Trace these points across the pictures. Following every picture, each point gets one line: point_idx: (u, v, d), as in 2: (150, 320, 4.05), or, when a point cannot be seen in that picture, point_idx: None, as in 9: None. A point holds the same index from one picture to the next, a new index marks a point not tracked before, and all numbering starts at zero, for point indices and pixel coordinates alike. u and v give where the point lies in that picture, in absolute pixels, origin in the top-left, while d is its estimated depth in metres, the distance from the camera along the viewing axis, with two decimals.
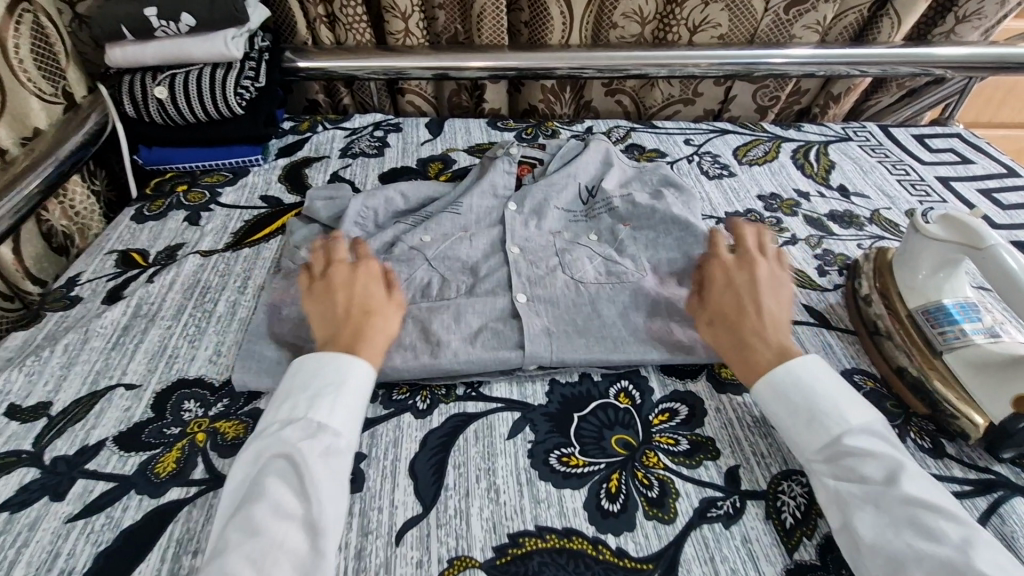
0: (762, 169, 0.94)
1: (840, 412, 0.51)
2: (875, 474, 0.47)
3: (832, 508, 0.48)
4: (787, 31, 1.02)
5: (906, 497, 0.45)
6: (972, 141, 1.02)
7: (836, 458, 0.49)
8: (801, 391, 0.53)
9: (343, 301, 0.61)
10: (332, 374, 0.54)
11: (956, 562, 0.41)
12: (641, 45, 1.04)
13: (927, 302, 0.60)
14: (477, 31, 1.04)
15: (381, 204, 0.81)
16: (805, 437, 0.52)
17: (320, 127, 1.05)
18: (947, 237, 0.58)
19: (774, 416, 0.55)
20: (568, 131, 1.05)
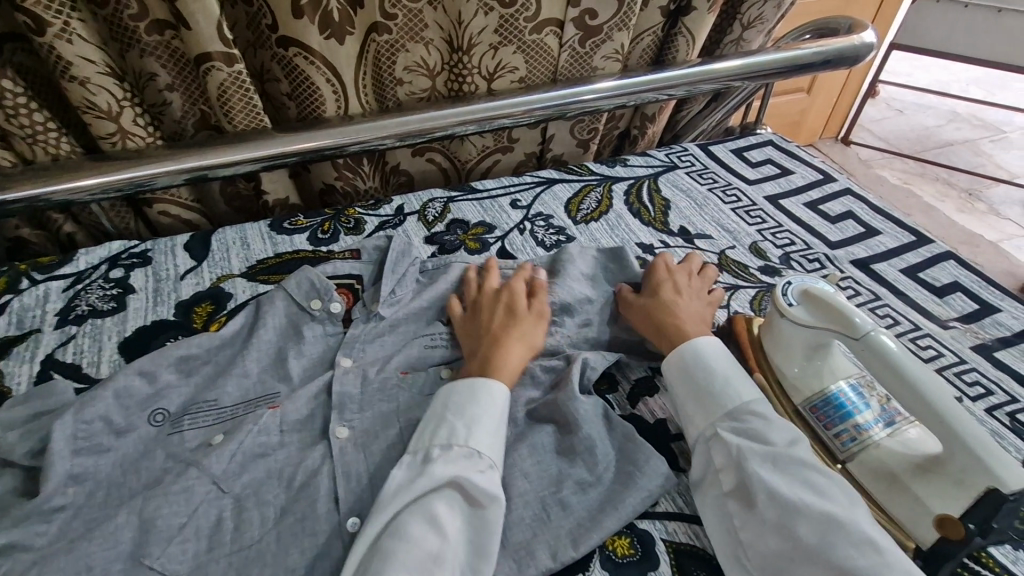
0: (600, 226, 0.84)
1: (747, 388, 0.54)
2: (779, 440, 0.49)
3: (728, 469, 0.50)
4: (588, 64, 0.92)
5: (802, 457, 0.47)
6: (784, 147, 1.01)
7: (739, 423, 0.51)
8: (718, 367, 0.56)
9: (510, 322, 0.63)
10: (484, 400, 0.54)
11: (835, 516, 0.43)
12: (437, 103, 0.88)
13: (811, 395, 0.54)
14: (225, 115, 0.81)
15: (113, 407, 0.56)
16: (716, 403, 0.54)
17: (25, 284, 0.75)
18: (819, 322, 0.51)
19: (680, 388, 0.57)
20: (375, 217, 0.86)
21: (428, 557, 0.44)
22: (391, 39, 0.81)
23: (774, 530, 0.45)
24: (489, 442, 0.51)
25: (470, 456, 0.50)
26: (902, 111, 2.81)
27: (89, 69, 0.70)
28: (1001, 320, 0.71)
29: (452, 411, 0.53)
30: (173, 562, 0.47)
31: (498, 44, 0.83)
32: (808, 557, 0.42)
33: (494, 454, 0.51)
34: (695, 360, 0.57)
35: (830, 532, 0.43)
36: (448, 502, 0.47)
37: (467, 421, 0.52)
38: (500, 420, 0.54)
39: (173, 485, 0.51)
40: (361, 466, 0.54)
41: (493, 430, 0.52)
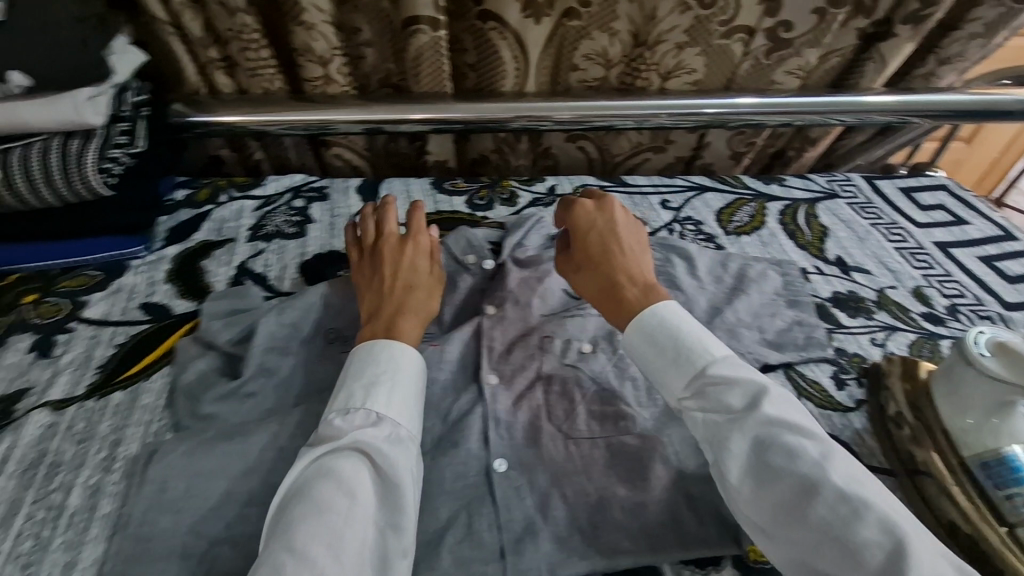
0: (751, 241, 0.83)
1: (713, 347, 0.54)
2: (737, 404, 0.50)
3: (708, 443, 0.51)
4: (766, 77, 0.91)
5: (766, 419, 0.48)
6: (961, 194, 0.95)
7: (700, 387, 0.53)
8: (682, 326, 0.56)
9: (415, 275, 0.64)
10: (387, 363, 0.54)
11: (811, 479, 0.45)
12: (607, 93, 0.90)
13: (981, 450, 0.52)
14: (414, 76, 0.87)
15: (301, 317, 0.63)
16: (679, 369, 0.54)
17: (224, 197, 0.85)
18: (1012, 376, 0.50)
19: (647, 359, 0.57)
20: (529, 193, 0.90)
21: (336, 517, 0.44)
22: (579, 27, 0.82)
23: (751, 496, 0.47)
24: (395, 407, 0.51)
25: (394, 428, 0.51)
26: None
27: (317, 17, 0.78)
28: None
29: (353, 377, 0.53)
30: None
31: (683, 44, 0.84)
32: (792, 517, 0.44)
33: (395, 415, 0.51)
34: (650, 326, 0.57)
35: (801, 493, 0.45)
36: (359, 464, 0.47)
37: (380, 383, 0.53)
38: (405, 375, 0.54)
39: None
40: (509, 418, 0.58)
41: (399, 391, 0.53)
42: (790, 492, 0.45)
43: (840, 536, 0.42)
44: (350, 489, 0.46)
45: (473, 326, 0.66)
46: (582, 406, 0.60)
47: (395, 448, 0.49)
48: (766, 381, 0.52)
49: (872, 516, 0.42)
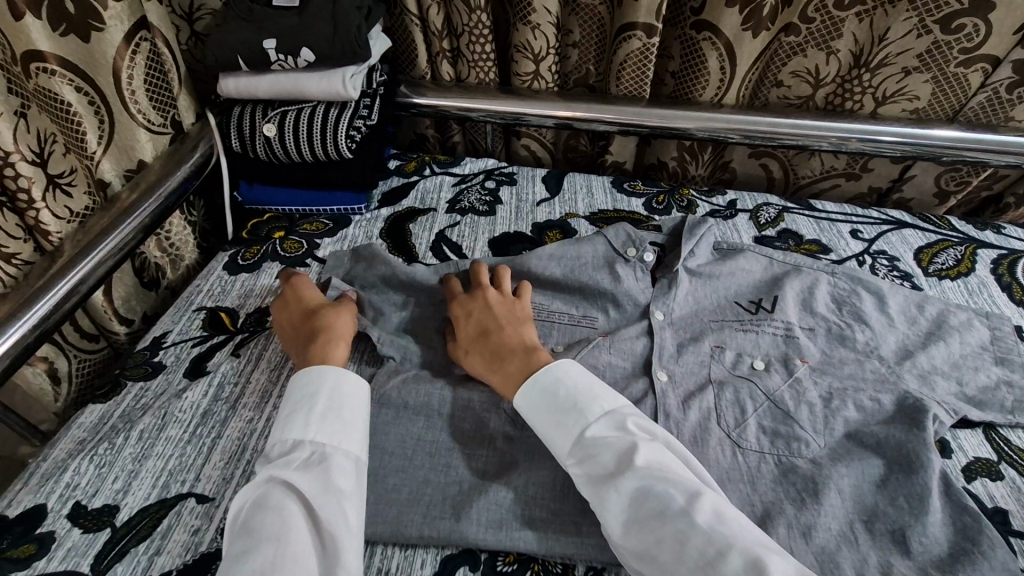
0: (956, 287, 0.76)
1: (583, 406, 0.51)
2: (610, 461, 0.47)
3: (594, 506, 0.47)
4: (1004, 112, 0.82)
5: (635, 473, 0.45)
6: None
7: (584, 451, 0.49)
8: (561, 388, 0.52)
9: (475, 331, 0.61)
10: (313, 383, 0.53)
11: (680, 528, 0.42)
12: (811, 112, 0.87)
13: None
14: (615, 79, 0.91)
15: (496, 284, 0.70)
16: (563, 433, 0.50)
17: (428, 171, 0.95)
18: None
19: (539, 427, 0.52)
20: (707, 204, 0.90)
21: (268, 545, 0.41)
22: (797, 41, 0.82)
23: (640, 559, 0.43)
24: (319, 429, 0.50)
25: (318, 451, 0.49)
26: None
27: (544, 17, 0.84)
28: None
29: (301, 405, 0.52)
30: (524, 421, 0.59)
31: (911, 69, 0.80)
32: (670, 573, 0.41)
33: (322, 436, 0.49)
34: (547, 388, 0.53)
35: (674, 549, 0.41)
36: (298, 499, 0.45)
37: (304, 412, 0.51)
38: (344, 400, 0.53)
39: None
40: (680, 413, 0.59)
41: (330, 416, 0.51)
42: (660, 545, 0.42)
43: None
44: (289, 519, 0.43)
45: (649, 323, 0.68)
46: (754, 417, 0.59)
47: (311, 469, 0.47)
48: (638, 433, 0.48)
49: (734, 554, 0.39)
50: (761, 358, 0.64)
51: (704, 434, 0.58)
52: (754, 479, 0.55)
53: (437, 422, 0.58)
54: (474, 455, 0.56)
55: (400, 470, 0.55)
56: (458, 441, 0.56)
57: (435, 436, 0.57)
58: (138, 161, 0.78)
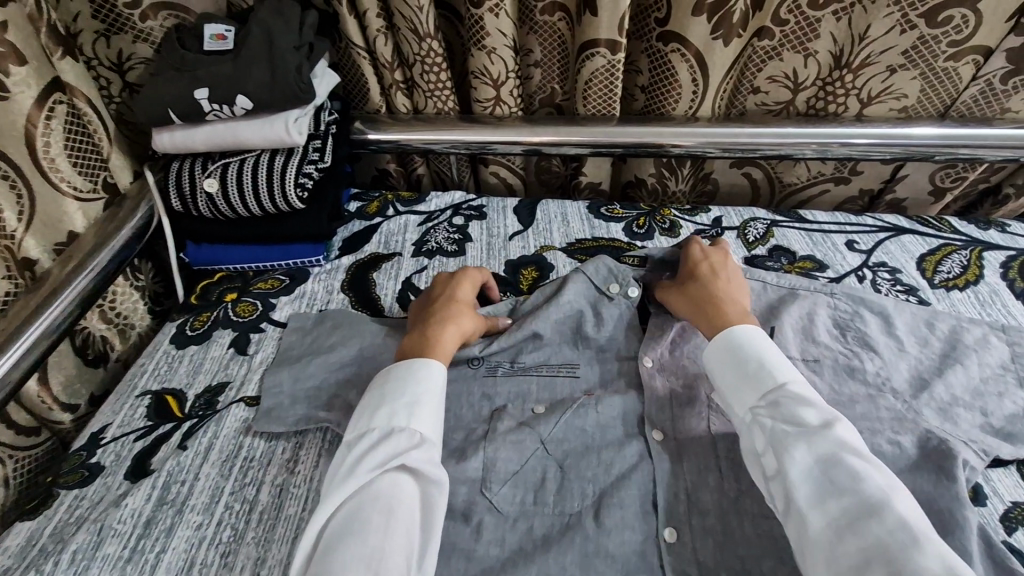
0: (965, 298, 0.70)
1: (785, 369, 0.52)
2: (810, 419, 0.48)
3: (768, 453, 0.48)
4: (997, 104, 0.77)
5: (835, 440, 0.46)
6: None
7: (774, 402, 0.50)
8: (758, 352, 0.53)
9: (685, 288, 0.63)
10: (410, 393, 0.53)
11: (874, 503, 0.42)
12: (792, 119, 0.81)
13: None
14: (582, 99, 0.85)
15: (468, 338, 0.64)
16: (750, 387, 0.52)
17: (391, 211, 0.89)
18: None
19: (722, 381, 0.54)
20: (691, 223, 0.84)
21: (373, 533, 0.44)
22: (771, 46, 0.76)
23: (810, 512, 0.44)
24: (426, 426, 0.51)
25: (408, 439, 0.50)
26: None
27: (499, 41, 0.78)
28: None
29: (390, 393, 0.53)
30: (506, 502, 0.52)
31: (895, 67, 0.74)
32: (845, 535, 0.42)
33: (431, 433, 0.51)
34: (732, 346, 0.55)
35: (863, 513, 0.42)
36: (396, 487, 0.47)
37: (393, 402, 0.52)
38: (426, 387, 0.54)
39: (521, 431, 0.57)
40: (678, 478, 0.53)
41: (418, 404, 0.52)
42: (841, 511, 0.43)
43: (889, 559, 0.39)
44: (389, 509, 0.46)
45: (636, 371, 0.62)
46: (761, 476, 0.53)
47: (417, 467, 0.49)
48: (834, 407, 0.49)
49: (931, 545, 0.39)
50: None
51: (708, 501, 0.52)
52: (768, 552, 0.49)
53: None
54: (453, 551, 0.50)
55: None
56: None
57: None
58: (68, 232, 0.71)
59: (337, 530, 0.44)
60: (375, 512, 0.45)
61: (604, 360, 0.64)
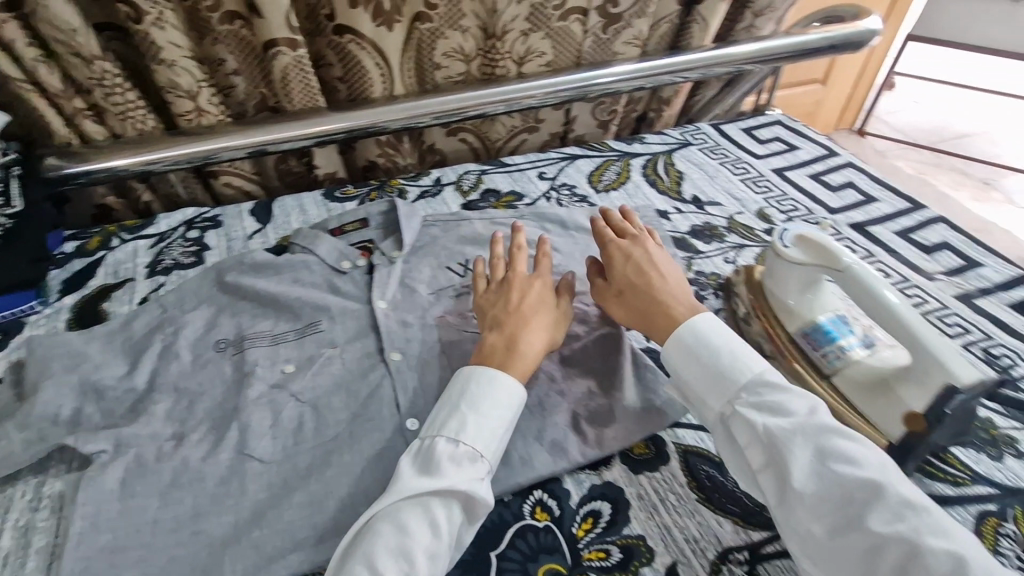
0: (619, 195, 0.93)
1: (755, 359, 0.55)
2: (796, 410, 0.50)
3: (756, 446, 0.50)
4: (609, 49, 1.01)
5: (824, 429, 0.48)
6: (791, 125, 1.09)
7: (765, 398, 0.52)
8: (718, 343, 0.56)
9: (615, 290, 0.66)
10: (490, 395, 0.55)
11: (874, 487, 0.45)
12: (472, 84, 0.97)
13: (805, 325, 0.62)
14: (286, 97, 0.91)
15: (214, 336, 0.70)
16: (726, 384, 0.54)
17: (116, 241, 0.86)
18: (807, 259, 0.61)
19: (688, 377, 0.56)
20: (416, 187, 0.96)
21: (414, 535, 0.47)
22: (433, 27, 0.90)
23: (808, 502, 0.46)
24: (483, 444, 0.53)
25: (474, 458, 0.52)
26: (919, 104, 3.04)
27: (176, 53, 0.81)
28: (984, 274, 0.76)
29: (468, 403, 0.54)
30: (268, 453, 0.58)
31: (528, 30, 0.93)
32: (847, 531, 0.45)
33: (483, 449, 0.53)
34: (695, 340, 0.57)
35: (868, 505, 0.45)
36: (451, 503, 0.49)
37: (465, 411, 0.54)
38: (507, 409, 0.55)
39: (275, 392, 0.63)
40: (415, 382, 0.64)
41: (493, 426, 0.54)
42: (841, 504, 0.46)
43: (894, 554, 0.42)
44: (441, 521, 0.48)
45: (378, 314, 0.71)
46: None
47: (468, 473, 0.51)
48: (814, 393, 0.52)
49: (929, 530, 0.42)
50: None
51: (443, 392, 0.63)
52: None
53: (173, 496, 0.54)
54: (222, 509, 0.54)
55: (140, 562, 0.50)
56: (201, 503, 0.54)
57: (173, 511, 0.53)
58: None
59: (376, 525, 0.48)
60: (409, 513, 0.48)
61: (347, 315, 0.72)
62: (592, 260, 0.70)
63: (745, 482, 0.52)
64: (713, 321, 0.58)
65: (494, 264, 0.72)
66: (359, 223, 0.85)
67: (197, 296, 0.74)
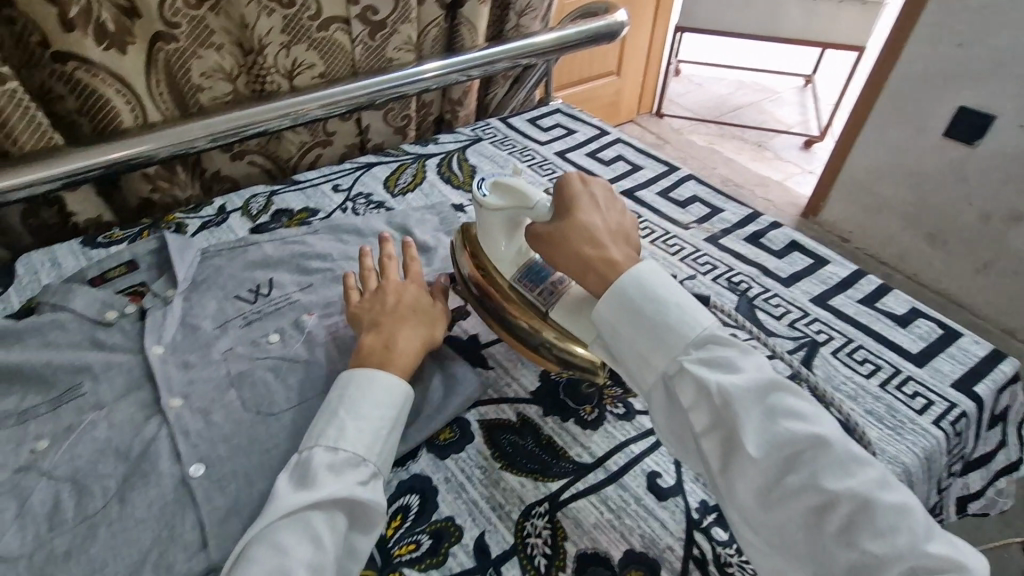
0: (415, 196, 0.94)
1: (702, 317, 0.53)
2: (747, 367, 0.49)
3: (701, 408, 0.49)
4: (383, 57, 1.01)
5: (769, 385, 0.48)
6: (570, 111, 1.20)
7: (710, 358, 0.50)
8: (664, 296, 0.53)
9: (566, 229, 0.59)
10: (383, 395, 0.53)
11: (818, 443, 0.45)
12: (241, 104, 0.92)
13: (517, 269, 0.65)
14: (8, 139, 0.79)
15: None
16: (671, 339, 0.51)
17: None
18: (505, 203, 0.63)
19: (628, 334, 0.53)
20: (197, 219, 0.89)
21: (294, 551, 0.44)
22: (179, 47, 0.84)
23: (760, 460, 0.46)
24: (366, 446, 0.51)
25: (355, 463, 0.49)
26: (699, 86, 3.52)
27: None
28: (726, 217, 0.90)
29: (343, 407, 0.52)
30: (13, 547, 0.49)
31: (288, 43, 0.90)
32: (782, 488, 0.45)
33: (366, 451, 0.51)
34: (632, 287, 0.53)
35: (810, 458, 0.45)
36: (327, 516, 0.46)
37: (341, 416, 0.52)
38: (390, 408, 0.53)
39: (22, 476, 0.54)
40: (199, 424, 0.58)
41: (373, 427, 0.52)
42: (786, 464, 0.45)
43: (817, 506, 0.43)
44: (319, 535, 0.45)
45: (153, 361, 0.65)
46: (276, 384, 0.63)
47: (348, 479, 0.48)
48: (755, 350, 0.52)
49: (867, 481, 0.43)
50: (276, 331, 0.70)
51: (233, 428, 0.59)
52: (287, 433, 0.58)
53: None
54: None
55: None
56: None
57: None
58: None
59: (257, 546, 0.45)
60: (287, 529, 0.45)
61: (114, 370, 0.64)
62: (560, 192, 0.61)
63: (686, 439, 0.52)
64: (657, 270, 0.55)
65: (365, 276, 0.68)
66: (126, 265, 0.76)
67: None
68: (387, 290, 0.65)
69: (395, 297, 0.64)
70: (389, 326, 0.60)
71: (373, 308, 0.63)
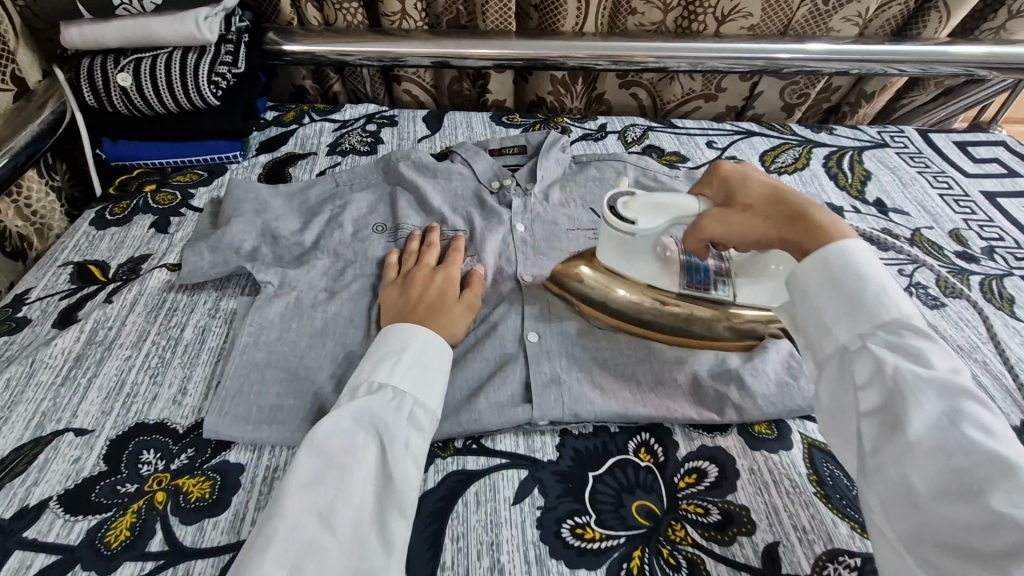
0: (791, 180, 0.86)
1: (911, 306, 0.46)
2: (940, 366, 0.43)
3: (873, 385, 0.45)
4: (824, 23, 0.93)
5: (963, 391, 0.41)
6: (1019, 150, 0.94)
7: (903, 351, 0.44)
8: (870, 272, 0.47)
9: (743, 201, 0.53)
10: (396, 345, 0.54)
11: (1002, 461, 0.37)
12: (664, 35, 0.94)
13: (678, 277, 0.61)
14: (481, 16, 0.94)
15: (375, 214, 0.76)
16: (862, 316, 0.46)
17: (308, 119, 0.95)
18: (659, 220, 0.57)
19: (819, 301, 0.48)
20: (580, 129, 0.96)
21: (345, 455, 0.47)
22: None
23: (924, 450, 0.40)
24: (402, 379, 0.52)
25: (380, 392, 0.51)
26: None
27: None
28: None
29: (369, 355, 0.54)
30: None
31: None
32: (955, 489, 0.38)
33: (402, 383, 0.52)
34: (830, 265, 0.48)
35: (980, 477, 0.38)
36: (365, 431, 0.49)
37: (367, 360, 0.54)
38: (419, 352, 0.54)
39: None
40: (544, 300, 0.65)
41: (403, 369, 0.52)
42: (947, 462, 0.39)
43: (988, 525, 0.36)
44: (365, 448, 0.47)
45: (518, 237, 0.73)
46: None
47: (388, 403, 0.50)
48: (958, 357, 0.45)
49: None
50: None
51: (568, 314, 0.63)
52: (609, 344, 0.61)
53: (319, 339, 0.61)
54: (355, 359, 0.59)
55: (286, 378, 0.57)
56: (340, 351, 0.60)
57: (318, 353, 0.60)
58: None
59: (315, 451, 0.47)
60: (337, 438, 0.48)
61: (490, 227, 0.74)
62: (717, 178, 0.56)
63: (847, 426, 0.47)
64: (858, 241, 0.49)
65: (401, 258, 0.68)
66: (518, 148, 0.86)
67: (366, 178, 0.80)
68: (422, 274, 0.64)
69: (425, 280, 0.63)
70: (438, 303, 0.61)
71: (394, 289, 0.63)
